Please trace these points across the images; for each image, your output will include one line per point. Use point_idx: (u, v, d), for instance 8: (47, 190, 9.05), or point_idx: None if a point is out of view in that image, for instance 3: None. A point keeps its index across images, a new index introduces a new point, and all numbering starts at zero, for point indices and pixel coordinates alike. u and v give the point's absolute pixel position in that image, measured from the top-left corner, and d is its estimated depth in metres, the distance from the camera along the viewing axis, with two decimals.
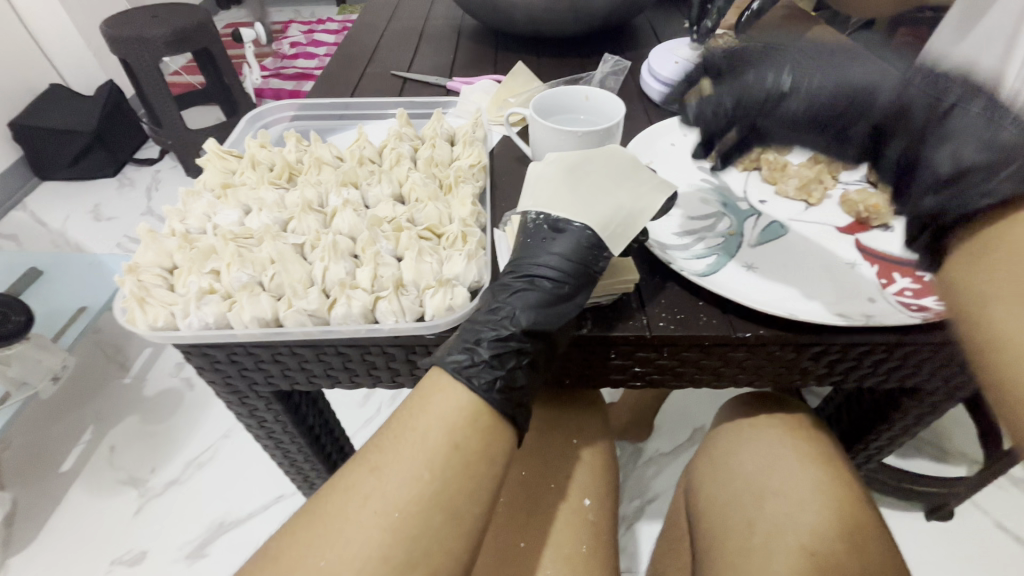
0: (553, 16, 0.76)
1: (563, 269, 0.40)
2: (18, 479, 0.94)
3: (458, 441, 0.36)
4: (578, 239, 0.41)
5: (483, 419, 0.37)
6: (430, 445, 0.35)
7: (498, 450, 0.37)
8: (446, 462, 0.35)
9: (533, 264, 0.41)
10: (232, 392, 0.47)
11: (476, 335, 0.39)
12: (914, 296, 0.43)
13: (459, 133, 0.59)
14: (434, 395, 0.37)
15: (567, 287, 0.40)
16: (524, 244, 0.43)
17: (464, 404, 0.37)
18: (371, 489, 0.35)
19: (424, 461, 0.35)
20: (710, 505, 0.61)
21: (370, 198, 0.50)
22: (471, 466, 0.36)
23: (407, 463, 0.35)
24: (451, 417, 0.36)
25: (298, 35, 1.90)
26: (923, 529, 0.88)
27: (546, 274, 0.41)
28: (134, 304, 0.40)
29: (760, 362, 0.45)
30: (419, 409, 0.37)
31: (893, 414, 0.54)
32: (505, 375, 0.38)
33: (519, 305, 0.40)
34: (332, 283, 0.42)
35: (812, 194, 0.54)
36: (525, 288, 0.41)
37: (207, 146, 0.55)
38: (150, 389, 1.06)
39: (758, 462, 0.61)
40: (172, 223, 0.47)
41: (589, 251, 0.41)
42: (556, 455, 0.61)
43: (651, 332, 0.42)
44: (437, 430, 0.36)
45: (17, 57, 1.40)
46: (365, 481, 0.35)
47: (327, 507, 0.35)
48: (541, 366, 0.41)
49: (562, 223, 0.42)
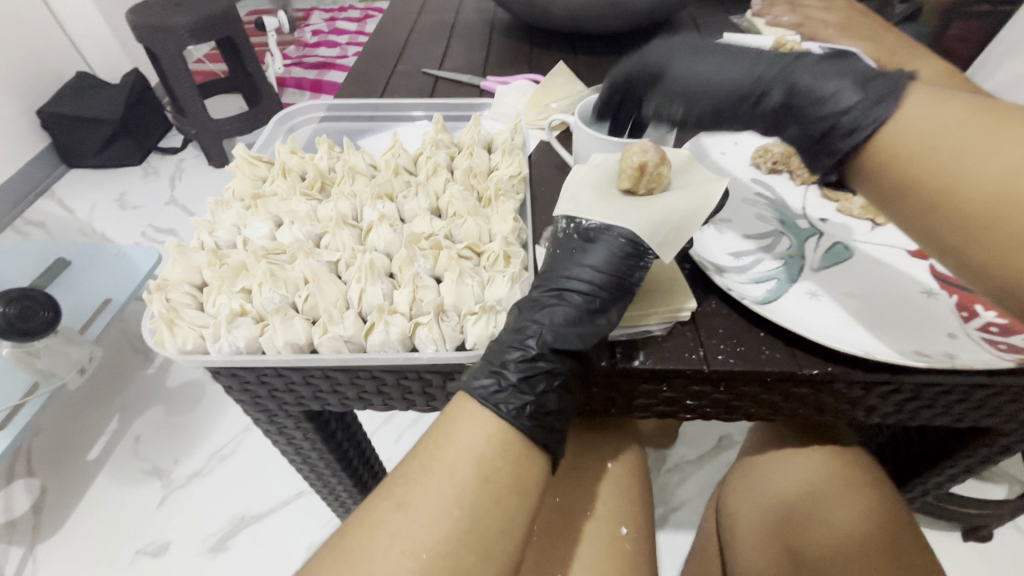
0: (593, 11, 0.72)
1: (596, 281, 0.38)
2: (46, 467, 0.95)
3: (488, 474, 0.33)
4: (618, 246, 0.38)
5: (514, 449, 0.35)
6: (458, 480, 0.33)
7: (530, 482, 0.35)
8: (477, 496, 0.33)
9: (563, 277, 0.39)
10: (262, 410, 0.45)
11: (503, 357, 0.37)
12: (1001, 333, 0.39)
13: (497, 140, 0.56)
14: (463, 423, 0.35)
15: (599, 301, 0.38)
16: (555, 256, 0.41)
17: (493, 433, 0.34)
18: (398, 526, 0.33)
19: (454, 496, 0.33)
20: (741, 529, 0.60)
21: (406, 212, 0.48)
22: (503, 499, 0.33)
23: (434, 498, 0.33)
24: (480, 448, 0.34)
25: (320, 23, 1.87)
26: (961, 551, 0.84)
27: (581, 285, 0.38)
28: (163, 326, 0.38)
29: (824, 400, 0.42)
30: (447, 437, 0.34)
31: (958, 451, 0.51)
32: (535, 400, 0.36)
33: (551, 319, 0.37)
34: (369, 307, 0.40)
35: (880, 213, 0.49)
36: (559, 300, 0.38)
37: (236, 150, 0.53)
38: (174, 380, 1.05)
39: (792, 484, 0.59)
40: (200, 236, 0.45)
41: (623, 261, 0.38)
42: (594, 480, 0.58)
43: (709, 366, 0.39)
44: (464, 461, 0.33)
45: (45, 44, 1.39)
46: (392, 517, 0.33)
47: (354, 541, 0.33)
48: (576, 392, 0.38)
49: (594, 232, 0.39)
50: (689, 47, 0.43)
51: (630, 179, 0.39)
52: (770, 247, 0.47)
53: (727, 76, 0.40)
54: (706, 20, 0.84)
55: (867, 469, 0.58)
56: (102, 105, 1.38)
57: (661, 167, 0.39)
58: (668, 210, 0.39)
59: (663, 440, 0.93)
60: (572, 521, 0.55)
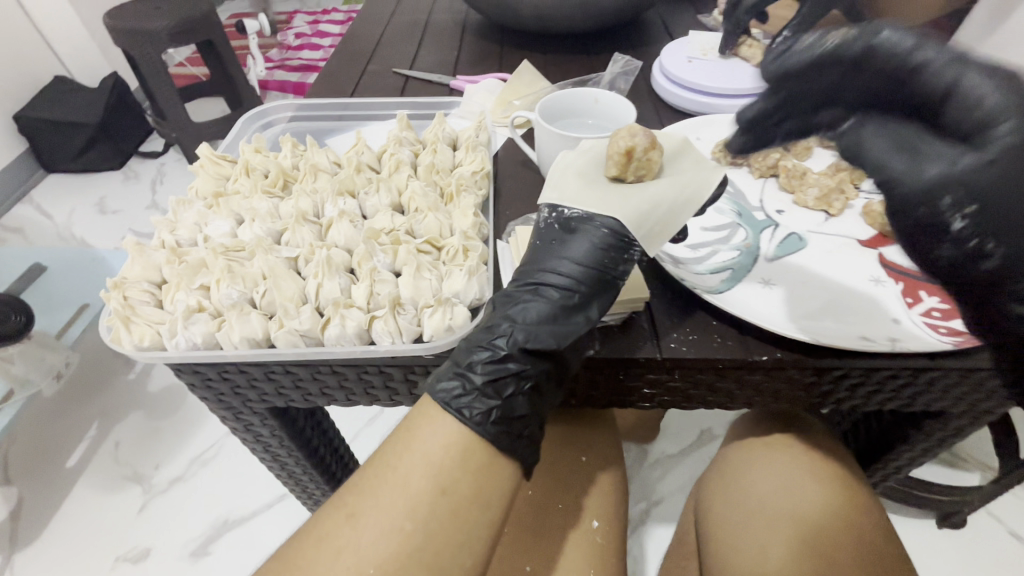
0: (562, 11, 0.73)
1: (574, 275, 0.38)
2: (24, 474, 0.93)
3: (445, 485, 0.33)
4: (598, 237, 0.39)
5: (475, 460, 0.35)
6: (412, 491, 0.33)
7: (492, 492, 0.35)
8: (432, 510, 0.33)
9: (542, 271, 0.39)
10: (226, 408, 0.46)
11: (470, 358, 0.37)
12: (942, 318, 0.40)
13: (462, 137, 0.57)
14: (421, 432, 0.35)
15: (577, 296, 0.38)
16: (535, 247, 0.41)
17: (451, 441, 0.35)
18: (347, 540, 0.33)
19: (407, 511, 0.33)
20: (744, 493, 0.60)
21: (368, 208, 0.48)
22: (458, 511, 0.34)
23: (387, 512, 0.33)
24: (436, 460, 0.34)
25: (303, 26, 1.87)
26: (934, 538, 0.85)
27: (560, 278, 0.38)
28: (119, 324, 0.38)
29: (777, 386, 0.43)
30: (404, 448, 0.35)
31: (914, 434, 0.52)
32: (501, 404, 0.36)
33: (526, 315, 0.38)
34: (326, 301, 0.40)
35: (834, 204, 0.51)
36: (537, 293, 0.39)
37: (200, 150, 0.53)
38: (154, 385, 1.05)
39: (774, 481, 0.59)
40: (161, 235, 0.45)
41: (605, 253, 0.39)
42: (565, 473, 0.59)
43: (662, 354, 0.40)
44: (419, 474, 0.34)
45: (21, 49, 1.38)
46: (343, 529, 0.34)
47: (304, 552, 0.34)
48: (546, 394, 0.39)
49: (575, 223, 0.40)
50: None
51: (618, 165, 0.39)
52: (730, 239, 0.48)
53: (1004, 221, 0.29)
54: (675, 19, 0.86)
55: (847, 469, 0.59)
56: (80, 109, 1.37)
57: (650, 153, 0.39)
58: (657, 197, 0.39)
59: (642, 436, 0.93)
60: (543, 514, 0.55)
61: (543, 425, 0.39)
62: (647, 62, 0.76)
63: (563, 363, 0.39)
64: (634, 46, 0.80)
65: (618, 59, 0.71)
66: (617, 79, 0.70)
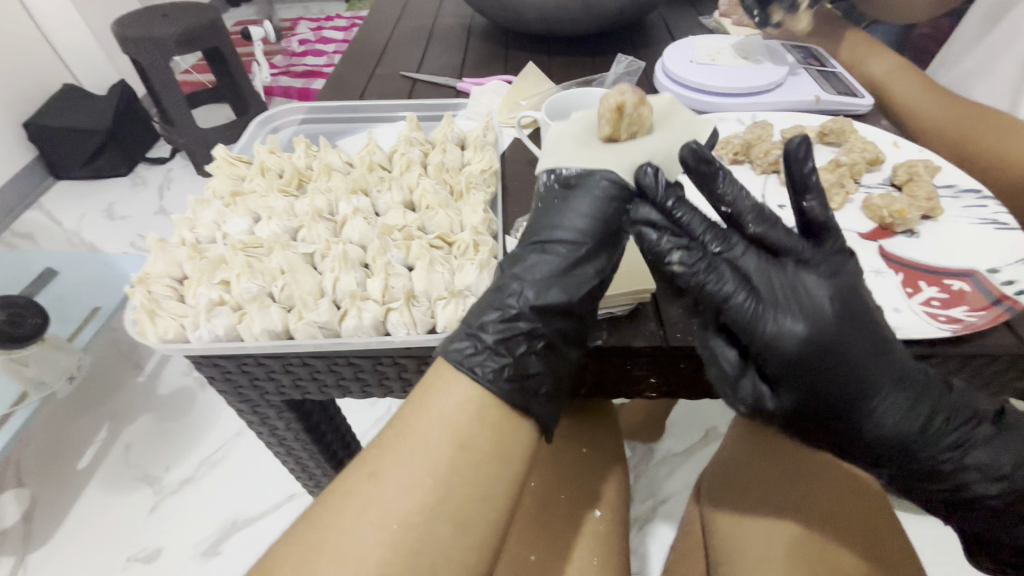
0: (565, 14, 0.75)
1: (581, 230, 0.39)
2: (36, 475, 0.94)
3: (465, 440, 0.35)
4: (602, 192, 0.39)
5: (491, 417, 0.36)
6: (432, 449, 0.34)
7: (510, 450, 0.36)
8: (453, 463, 0.34)
9: (548, 230, 0.39)
10: (243, 401, 0.47)
11: (481, 320, 0.38)
12: (942, 306, 0.41)
13: (470, 137, 0.58)
14: (436, 393, 0.36)
15: (585, 248, 0.39)
16: (539, 209, 0.41)
17: (468, 401, 0.36)
18: (369, 497, 0.34)
19: (427, 465, 0.34)
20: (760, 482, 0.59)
21: (381, 206, 0.50)
22: (480, 467, 0.35)
23: (408, 469, 0.34)
24: (453, 416, 0.35)
25: (307, 33, 1.89)
26: (948, 537, 0.82)
27: (568, 234, 0.39)
28: (144, 317, 0.40)
29: None
30: (421, 407, 0.36)
31: None
32: (513, 362, 0.37)
33: (536, 274, 0.39)
34: (343, 294, 0.42)
35: (834, 198, 0.52)
36: (546, 250, 0.39)
37: (216, 152, 0.54)
38: (163, 387, 1.06)
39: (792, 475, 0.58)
40: (182, 232, 0.47)
41: (609, 205, 0.39)
42: (574, 466, 0.60)
43: (668, 342, 0.42)
44: (437, 429, 0.35)
45: (32, 58, 1.40)
46: (364, 488, 0.35)
47: (326, 515, 0.34)
48: (559, 362, 0.39)
49: (576, 179, 0.40)
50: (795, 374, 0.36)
51: (611, 123, 0.40)
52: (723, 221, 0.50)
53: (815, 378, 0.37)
54: (676, 21, 0.87)
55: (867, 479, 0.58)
56: (89, 115, 1.39)
57: (641, 108, 0.40)
58: (653, 150, 0.40)
59: (648, 433, 0.94)
60: (551, 506, 0.56)
61: (558, 392, 0.39)
62: (649, 63, 0.77)
63: (573, 324, 0.39)
64: (636, 49, 0.81)
65: (620, 60, 0.73)
66: (620, 79, 0.71)
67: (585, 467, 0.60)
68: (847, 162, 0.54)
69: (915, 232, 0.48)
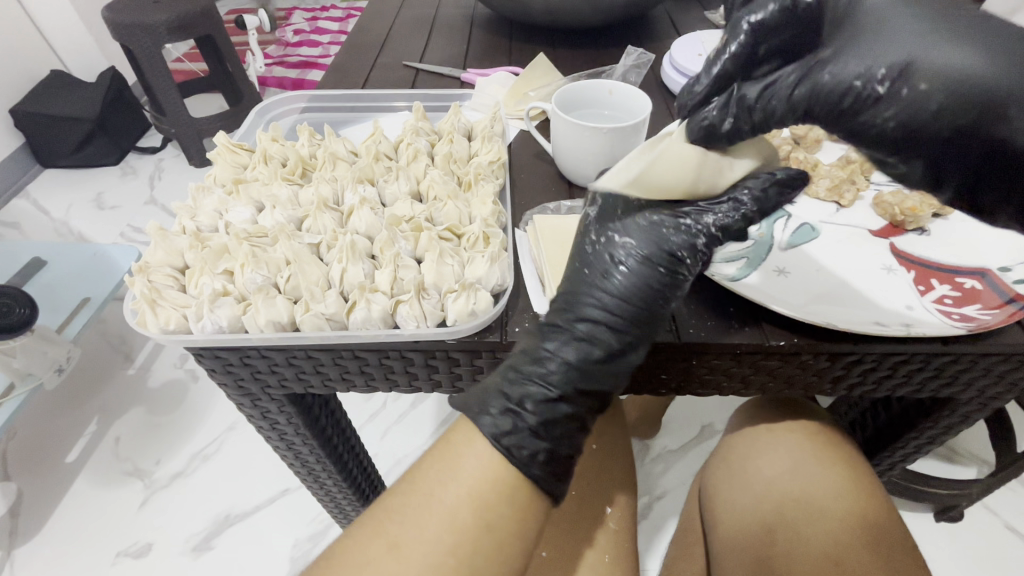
0: (571, 6, 0.74)
1: (626, 315, 0.38)
2: (23, 471, 0.92)
3: (492, 520, 0.34)
4: (652, 270, 0.39)
5: (517, 497, 0.35)
6: (459, 525, 0.34)
7: (532, 524, 0.36)
8: (477, 547, 0.34)
9: (590, 304, 0.39)
10: (245, 394, 0.46)
11: (521, 394, 0.37)
12: (955, 304, 0.41)
13: (477, 128, 0.57)
14: (464, 467, 0.35)
15: (626, 336, 0.38)
16: (581, 270, 0.40)
17: (500, 474, 0.35)
18: (387, 571, 0.33)
19: (449, 546, 0.33)
20: (755, 476, 0.59)
21: (387, 196, 0.49)
22: (503, 545, 0.34)
23: (431, 544, 0.33)
24: (483, 493, 0.34)
25: (302, 23, 1.85)
26: (936, 534, 0.83)
27: (600, 307, 0.38)
28: (145, 307, 0.39)
29: (792, 371, 0.43)
30: (447, 481, 0.35)
31: (921, 422, 0.54)
32: (548, 446, 0.37)
33: (573, 356, 0.38)
34: (350, 286, 0.41)
35: (845, 195, 0.52)
36: (579, 327, 0.38)
37: (217, 138, 0.53)
38: (154, 380, 1.03)
39: (785, 466, 0.58)
40: (183, 221, 0.46)
41: (655, 293, 0.38)
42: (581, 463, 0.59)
43: (681, 339, 0.41)
44: (466, 506, 0.34)
45: (19, 42, 1.37)
46: (384, 561, 0.33)
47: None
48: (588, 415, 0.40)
49: (627, 256, 0.39)
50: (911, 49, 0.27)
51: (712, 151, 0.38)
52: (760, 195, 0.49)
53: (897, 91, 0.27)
54: (682, 16, 0.86)
55: (868, 475, 0.57)
56: (77, 102, 1.35)
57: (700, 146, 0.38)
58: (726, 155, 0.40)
59: (648, 429, 0.93)
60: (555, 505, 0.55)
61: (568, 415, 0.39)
62: (656, 57, 0.76)
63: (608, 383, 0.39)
64: (642, 42, 0.80)
65: (630, 53, 0.73)
66: (628, 72, 0.71)
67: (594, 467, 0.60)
68: (858, 159, 0.55)
69: (927, 230, 0.48)
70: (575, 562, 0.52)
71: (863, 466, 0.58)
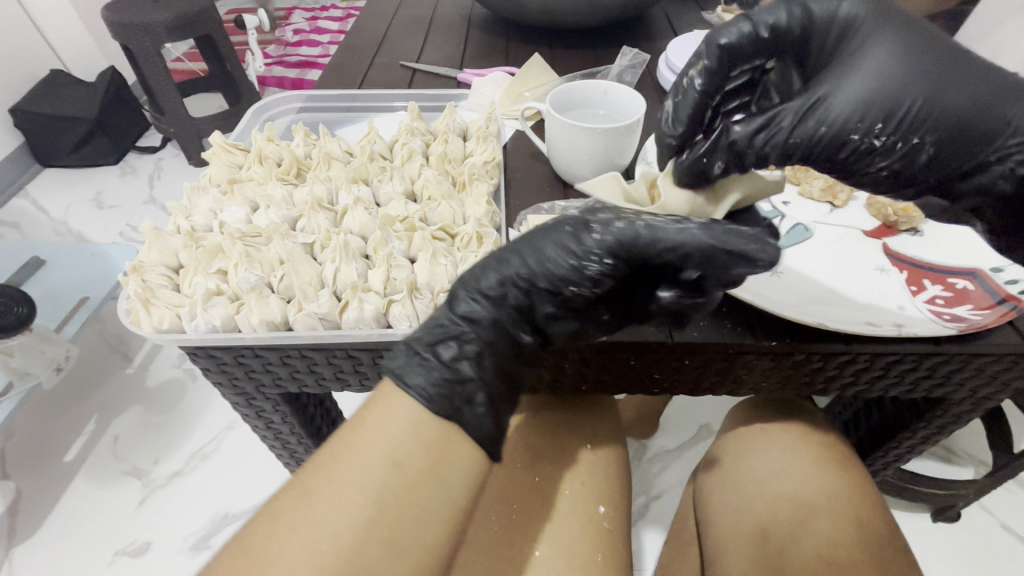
0: (568, 7, 0.74)
1: (534, 276, 0.37)
2: (21, 470, 0.92)
3: (400, 458, 0.33)
4: (589, 253, 0.37)
5: (431, 433, 0.34)
6: (367, 468, 0.33)
7: (451, 469, 0.34)
8: (390, 485, 0.33)
9: (515, 254, 0.38)
10: (240, 393, 0.46)
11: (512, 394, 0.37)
12: (946, 305, 0.41)
13: (472, 128, 0.57)
14: (376, 407, 0.35)
15: (522, 298, 0.38)
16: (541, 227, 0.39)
17: (408, 415, 0.34)
18: (298, 516, 0.32)
19: (359, 485, 0.32)
20: (749, 478, 0.59)
21: (382, 196, 0.49)
22: (415, 487, 0.33)
23: (341, 487, 0.32)
24: (392, 433, 0.33)
25: (302, 22, 1.86)
26: (932, 534, 0.83)
27: (521, 263, 0.38)
28: (139, 306, 0.39)
29: (783, 371, 0.44)
30: (359, 423, 0.34)
31: (914, 422, 0.54)
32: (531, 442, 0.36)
33: (472, 294, 0.37)
34: (343, 286, 0.42)
35: (839, 196, 0.52)
36: (498, 277, 0.38)
37: (213, 138, 0.53)
38: (152, 380, 1.04)
39: (779, 467, 0.58)
40: (178, 221, 0.46)
41: (572, 273, 0.37)
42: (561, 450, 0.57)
43: (672, 338, 0.41)
44: (375, 447, 0.33)
45: (18, 42, 1.37)
46: (293, 509, 0.32)
47: (253, 529, 0.32)
48: (511, 369, 0.38)
49: (583, 230, 0.37)
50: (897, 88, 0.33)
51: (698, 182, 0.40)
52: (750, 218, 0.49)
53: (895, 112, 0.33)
54: (679, 16, 0.87)
55: (861, 477, 0.57)
56: (77, 102, 1.35)
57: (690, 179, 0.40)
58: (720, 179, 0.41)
59: (644, 429, 0.93)
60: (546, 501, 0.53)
61: None
62: (653, 57, 0.76)
63: (516, 343, 0.38)
64: (639, 42, 0.81)
65: (626, 53, 0.73)
66: (624, 73, 0.71)
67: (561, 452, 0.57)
68: None
69: (920, 230, 0.48)
70: (570, 566, 0.49)
71: (856, 468, 0.58)
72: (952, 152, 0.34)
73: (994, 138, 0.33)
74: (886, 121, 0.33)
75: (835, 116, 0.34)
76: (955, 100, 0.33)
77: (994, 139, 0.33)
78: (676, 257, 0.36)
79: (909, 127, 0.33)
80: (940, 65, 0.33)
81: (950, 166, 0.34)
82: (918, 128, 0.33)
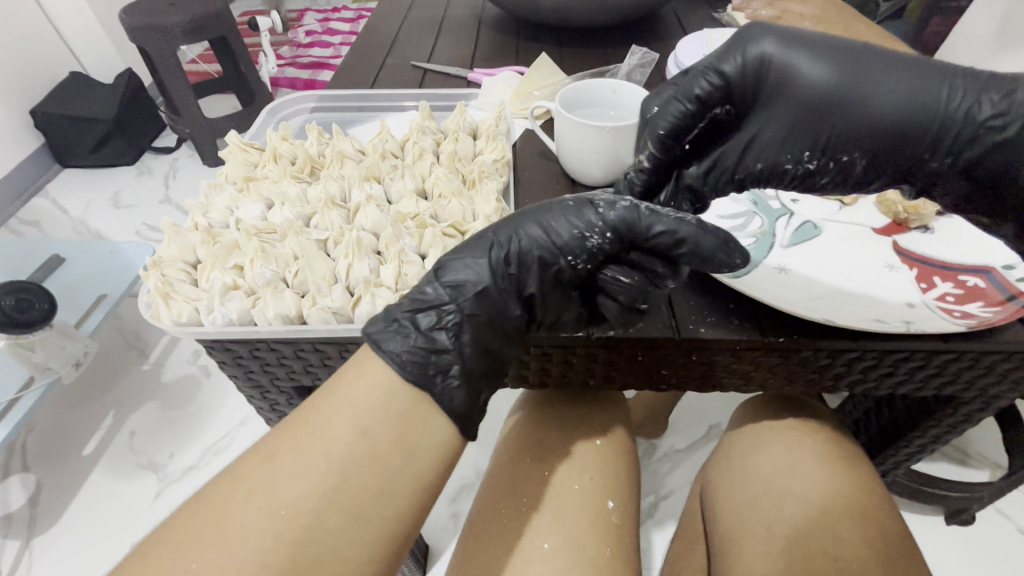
0: (578, 6, 0.74)
1: (538, 247, 0.40)
2: (42, 463, 0.95)
3: (367, 428, 0.34)
4: (590, 228, 0.40)
5: (399, 406, 0.35)
6: (332, 435, 0.34)
7: (418, 444, 0.35)
8: (350, 450, 0.34)
9: (519, 230, 0.41)
10: (254, 387, 0.47)
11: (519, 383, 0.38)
12: (956, 302, 0.41)
13: (482, 127, 0.58)
14: (344, 379, 0.36)
15: (518, 270, 0.40)
16: (541, 208, 0.41)
17: (377, 385, 0.35)
18: (260, 481, 0.33)
19: (324, 453, 0.33)
20: (752, 473, 0.60)
21: (393, 193, 0.50)
22: (379, 456, 0.34)
23: (304, 454, 0.33)
24: (360, 403, 0.34)
25: (314, 23, 1.88)
26: (945, 536, 0.82)
27: (524, 241, 0.40)
28: (159, 299, 0.40)
29: (792, 367, 0.44)
30: (328, 394, 0.35)
31: (925, 421, 0.53)
32: None
33: (476, 262, 0.39)
34: (356, 281, 0.42)
35: (848, 193, 0.52)
36: (495, 243, 0.40)
37: (229, 137, 0.55)
38: (168, 375, 1.06)
39: (785, 460, 0.59)
40: (194, 217, 0.48)
41: (574, 244, 0.40)
42: (561, 435, 0.58)
43: (680, 334, 0.41)
44: (344, 418, 0.34)
45: (38, 45, 1.40)
46: (256, 473, 0.33)
47: (216, 498, 0.33)
48: (496, 349, 0.39)
49: (584, 211, 0.40)
50: (853, 61, 0.38)
51: None
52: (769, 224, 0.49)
53: (853, 123, 0.38)
54: (689, 15, 0.87)
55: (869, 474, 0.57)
56: (95, 104, 1.38)
57: None
58: None
59: (653, 429, 0.93)
60: (552, 496, 0.53)
61: None
62: (663, 56, 0.77)
63: (503, 311, 0.39)
64: (649, 41, 0.81)
65: (635, 51, 0.73)
66: (633, 70, 0.71)
67: (560, 442, 0.58)
68: None
69: (931, 227, 0.48)
70: (578, 560, 0.49)
71: (858, 464, 0.58)
72: (887, 159, 0.38)
73: (953, 132, 0.36)
74: (817, 153, 0.40)
75: (761, 156, 0.42)
76: (889, 104, 0.37)
77: (948, 127, 0.36)
78: (668, 244, 0.39)
79: (836, 148, 0.40)
80: (862, 66, 0.38)
81: (901, 169, 0.39)
82: (852, 145, 0.39)
